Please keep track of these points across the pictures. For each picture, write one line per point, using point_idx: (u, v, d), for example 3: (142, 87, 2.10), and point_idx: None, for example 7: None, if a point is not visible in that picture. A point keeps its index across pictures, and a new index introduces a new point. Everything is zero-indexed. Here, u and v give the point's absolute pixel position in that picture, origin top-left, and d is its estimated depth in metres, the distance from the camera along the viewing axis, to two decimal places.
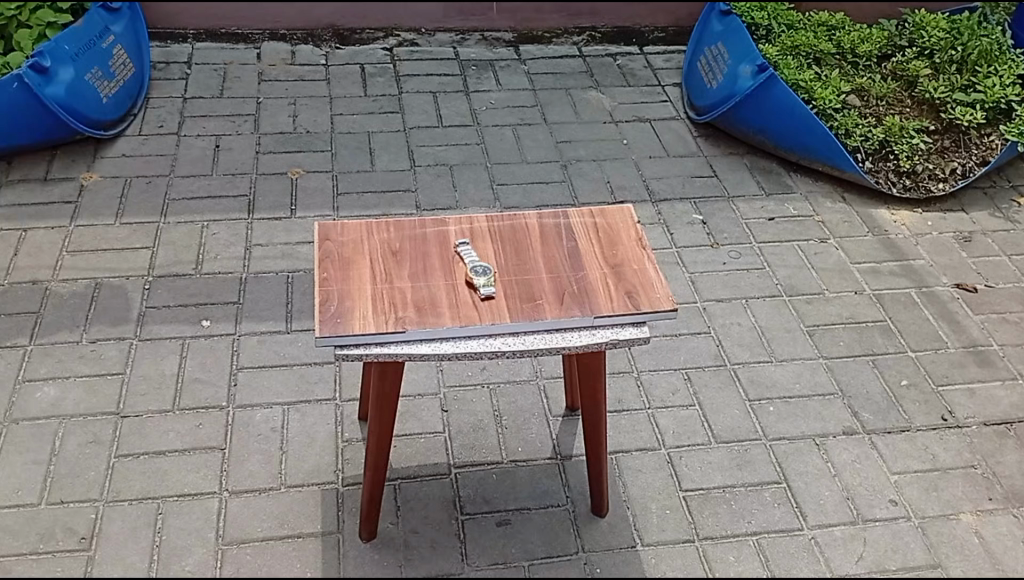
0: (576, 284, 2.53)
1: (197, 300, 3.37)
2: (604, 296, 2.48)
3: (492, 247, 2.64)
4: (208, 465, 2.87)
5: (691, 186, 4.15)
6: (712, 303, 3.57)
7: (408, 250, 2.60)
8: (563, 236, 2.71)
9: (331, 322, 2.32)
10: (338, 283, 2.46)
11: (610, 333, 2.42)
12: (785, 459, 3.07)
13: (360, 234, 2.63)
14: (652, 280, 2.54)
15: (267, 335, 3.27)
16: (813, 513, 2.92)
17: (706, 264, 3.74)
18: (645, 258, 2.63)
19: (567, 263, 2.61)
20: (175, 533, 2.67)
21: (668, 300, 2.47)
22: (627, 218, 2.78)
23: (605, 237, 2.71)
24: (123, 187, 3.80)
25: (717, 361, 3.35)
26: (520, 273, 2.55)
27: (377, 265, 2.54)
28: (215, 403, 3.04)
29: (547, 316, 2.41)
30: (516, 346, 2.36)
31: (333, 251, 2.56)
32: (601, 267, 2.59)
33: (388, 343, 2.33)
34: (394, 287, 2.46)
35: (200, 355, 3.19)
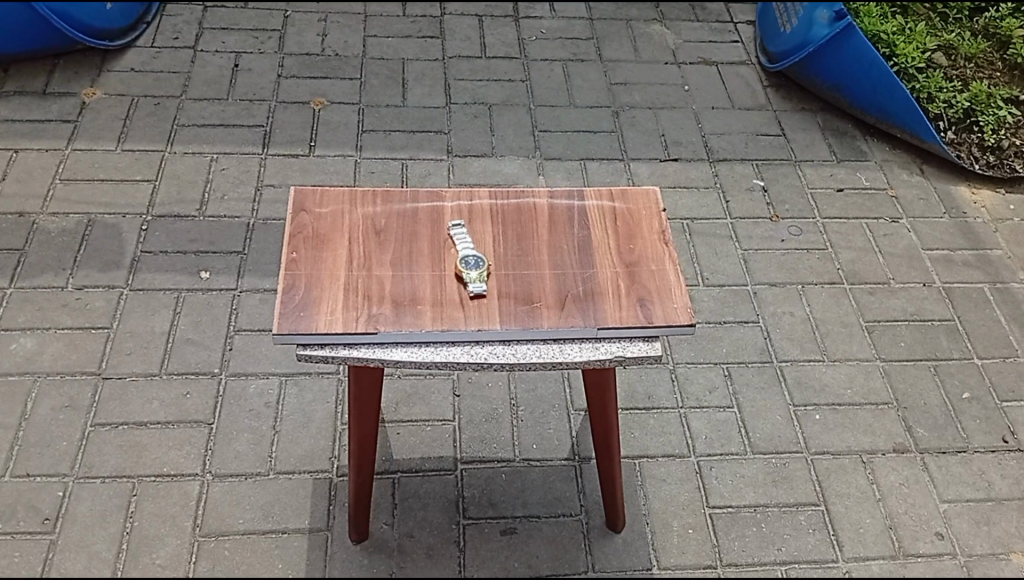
0: (588, 285, 2.08)
1: (197, 247, 3.18)
2: (618, 302, 2.04)
3: (494, 229, 2.21)
4: (192, 440, 2.74)
5: (755, 146, 3.74)
6: (765, 288, 3.21)
7: (393, 228, 2.18)
8: (579, 222, 2.25)
9: (292, 316, 1.93)
10: (307, 264, 2.06)
11: (623, 350, 2.00)
12: (827, 478, 2.76)
13: (340, 205, 2.22)
14: (673, 285, 2.09)
15: (269, 295, 3.09)
16: (851, 544, 2.62)
17: (762, 241, 3.37)
18: (672, 256, 2.18)
19: (579, 257, 2.16)
20: (148, 520, 2.56)
21: (688, 312, 2.03)
22: (655, 203, 2.31)
23: (627, 226, 2.24)
24: (129, 107, 3.56)
25: (763, 355, 3.02)
26: (521, 267, 2.12)
27: (355, 244, 2.13)
28: (205, 369, 2.89)
29: (548, 324, 1.99)
30: (507, 359, 1.94)
31: (307, 224, 2.16)
32: (619, 265, 2.14)
33: (356, 345, 1.94)
34: (371, 275, 2.06)
35: (194, 315, 3.02)
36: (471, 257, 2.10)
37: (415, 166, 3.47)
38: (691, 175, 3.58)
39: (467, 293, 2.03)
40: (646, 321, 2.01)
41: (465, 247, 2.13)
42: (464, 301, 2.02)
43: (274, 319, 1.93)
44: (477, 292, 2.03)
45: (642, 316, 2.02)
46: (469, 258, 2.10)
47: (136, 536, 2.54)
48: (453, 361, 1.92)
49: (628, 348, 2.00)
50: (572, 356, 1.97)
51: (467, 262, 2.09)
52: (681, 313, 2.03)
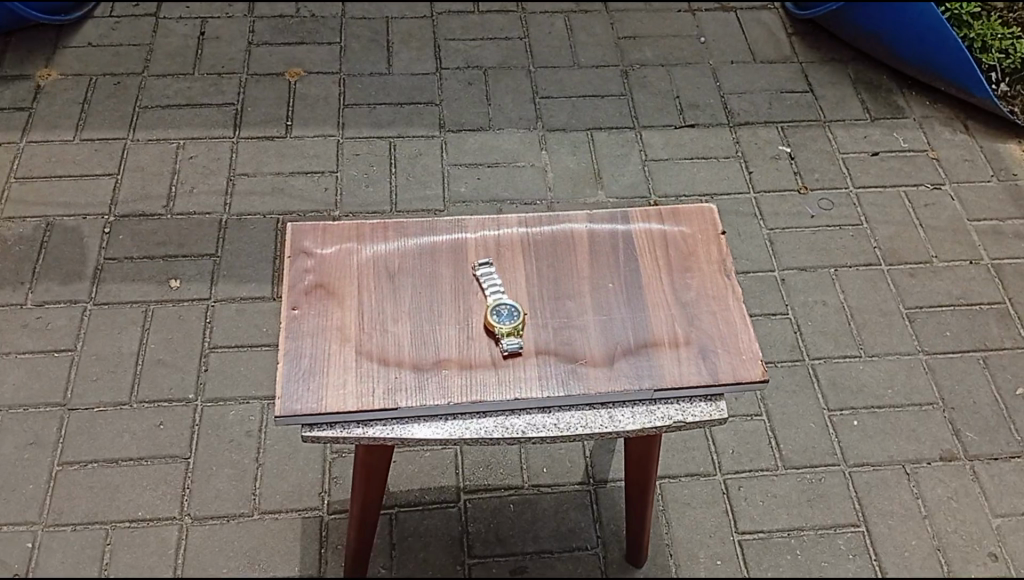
0: (635, 334, 1.92)
1: (166, 252, 3.00)
2: (673, 355, 1.89)
3: (524, 267, 2.04)
4: (167, 479, 2.56)
5: (779, 105, 3.46)
6: (793, 273, 2.94)
7: (409, 271, 2.02)
8: (621, 252, 2.07)
9: (298, 395, 1.80)
10: (314, 322, 1.91)
11: (677, 412, 1.85)
12: (867, 493, 2.50)
13: (347, 243, 2.05)
14: (734, 333, 1.93)
15: (246, 304, 2.89)
16: (896, 569, 2.36)
17: (790, 219, 3.09)
18: (729, 292, 2.00)
19: (623, 298, 1.99)
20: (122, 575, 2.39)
21: (753, 367, 1.88)
22: (711, 226, 2.12)
23: (676, 256, 2.06)
24: (87, 88, 3.37)
25: (793, 353, 2.75)
26: (557, 315, 1.96)
27: (368, 294, 1.97)
28: (180, 395, 2.70)
29: (591, 388, 1.84)
30: (546, 430, 1.82)
31: (313, 271, 1.99)
32: (670, 306, 1.98)
33: (374, 421, 1.81)
34: (388, 334, 1.91)
35: (165, 331, 2.83)
36: (502, 306, 1.94)
37: (405, 145, 3.26)
38: (711, 143, 3.32)
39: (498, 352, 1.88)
40: (702, 379, 1.86)
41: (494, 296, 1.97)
42: (495, 362, 1.87)
43: (278, 398, 1.80)
44: (509, 351, 1.87)
45: (701, 371, 1.86)
46: (500, 307, 1.93)
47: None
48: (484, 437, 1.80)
49: (684, 410, 1.85)
50: (621, 423, 1.83)
51: (497, 313, 1.92)
52: (745, 366, 1.88)
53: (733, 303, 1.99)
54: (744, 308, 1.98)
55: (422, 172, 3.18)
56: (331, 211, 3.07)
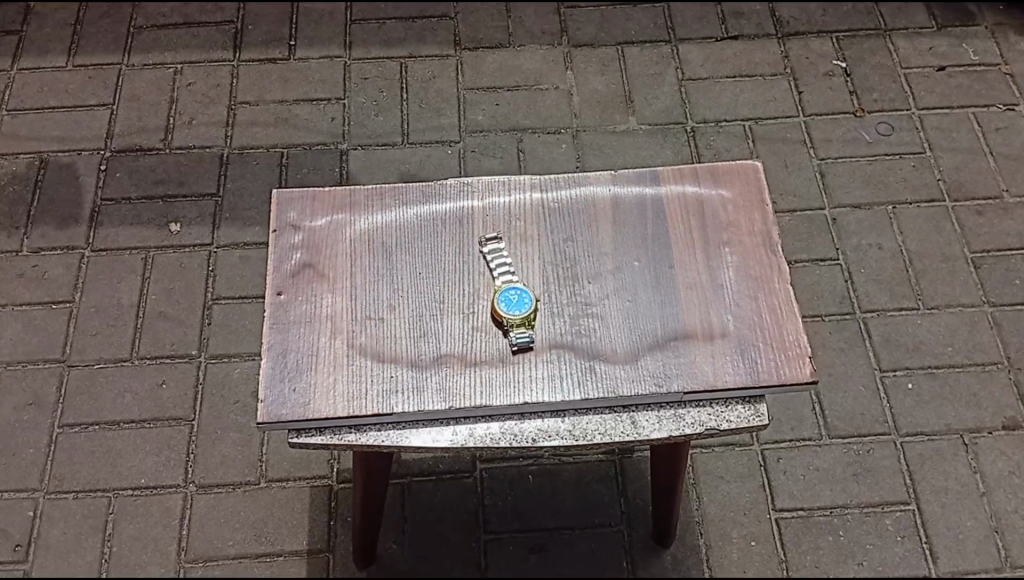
0: (665, 324, 1.65)
1: (165, 192, 2.79)
2: (709, 352, 1.61)
3: (540, 237, 1.75)
4: (171, 443, 2.41)
5: (834, 11, 3.10)
6: (847, 211, 2.65)
7: (407, 245, 1.74)
8: (650, 221, 1.77)
9: (282, 400, 1.56)
10: (300, 310, 1.66)
11: (712, 417, 1.58)
12: (919, 467, 2.32)
13: (338, 212, 1.77)
14: (780, 324, 1.65)
15: (250, 251, 2.68)
16: (948, 554, 2.22)
17: (844, 147, 2.77)
18: (775, 272, 1.71)
19: (653, 278, 1.70)
20: (128, 547, 2.27)
21: (803, 366, 1.60)
22: (757, 189, 1.81)
23: (715, 225, 1.76)
24: (79, 10, 3.16)
25: (842, 306, 2.52)
26: (576, 298, 1.68)
27: (361, 275, 1.70)
28: (182, 351, 2.52)
29: (613, 390, 1.57)
30: (563, 439, 1.55)
31: (298, 246, 1.73)
32: (707, 289, 1.69)
33: (367, 427, 1.56)
34: (382, 323, 1.65)
35: (166, 280, 2.64)
36: (515, 292, 1.64)
37: (417, 66, 3.00)
38: (756, 58, 2.98)
39: (507, 347, 1.61)
40: (743, 380, 1.58)
41: (504, 279, 1.68)
42: (502, 358, 1.60)
43: (259, 403, 1.56)
44: (518, 347, 1.60)
45: (741, 373, 1.59)
46: (509, 293, 1.64)
47: (116, 563, 2.26)
48: (491, 445, 1.54)
49: (721, 415, 1.58)
50: (647, 430, 1.56)
51: (507, 302, 1.63)
52: (794, 365, 1.60)
53: (781, 284, 1.69)
54: (792, 290, 1.69)
55: (435, 97, 2.93)
56: (338, 143, 2.84)
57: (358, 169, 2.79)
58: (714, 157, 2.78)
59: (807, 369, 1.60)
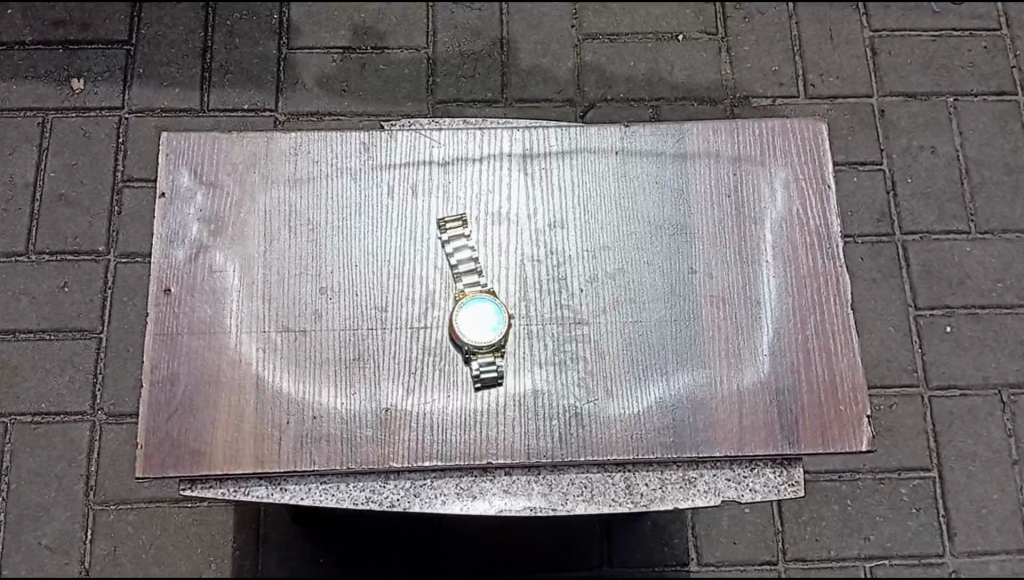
0: (677, 363, 1.14)
1: (66, 25, 2.09)
2: (742, 415, 1.13)
3: (516, 219, 1.21)
4: (75, 360, 1.85)
5: None
6: (899, 104, 2.17)
7: (334, 217, 1.20)
8: (663, 198, 1.22)
9: (185, 452, 1.10)
10: (186, 312, 1.15)
11: (731, 483, 1.13)
12: (946, 427, 1.99)
13: (248, 174, 1.21)
14: (842, 373, 1.15)
15: (167, 121, 2.02)
16: (966, 528, 1.94)
17: (903, 17, 2.24)
18: (838, 290, 1.18)
19: (663, 290, 1.17)
20: (23, 493, 1.78)
21: (862, 434, 1.13)
22: (823, 160, 1.23)
23: (763, 212, 1.21)
24: None
25: (880, 226, 2.10)
26: (561, 314, 1.16)
27: (271, 259, 1.17)
28: (88, 246, 1.92)
29: (604, 451, 1.11)
30: (533, 508, 1.11)
31: (193, 218, 1.18)
32: (748, 312, 1.17)
33: (283, 478, 1.11)
34: (301, 342, 1.14)
35: (68, 152, 1.99)
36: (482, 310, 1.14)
37: None
38: None
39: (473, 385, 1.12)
40: (775, 446, 1.13)
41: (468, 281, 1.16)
42: (463, 393, 1.12)
43: (138, 452, 1.10)
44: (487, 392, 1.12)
45: (777, 441, 1.13)
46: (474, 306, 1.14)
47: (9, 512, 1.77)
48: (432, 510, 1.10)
49: (744, 480, 1.13)
50: (645, 499, 1.12)
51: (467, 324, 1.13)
52: (850, 430, 1.13)
53: (839, 304, 1.17)
54: (851, 313, 1.17)
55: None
56: None
57: (301, 16, 2.14)
58: (746, 19, 2.21)
59: (859, 436, 1.13)
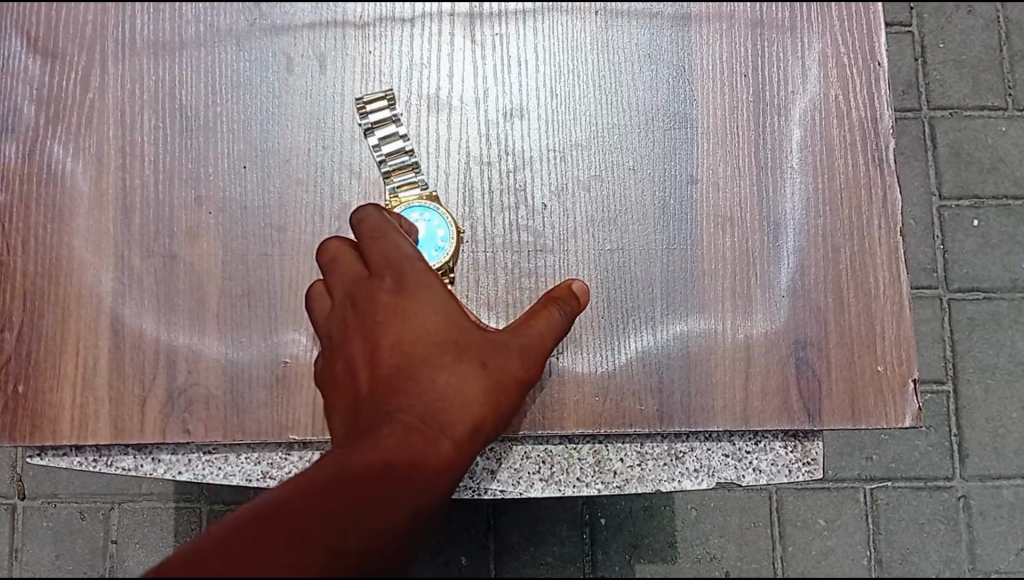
0: (666, 307, 0.88)
1: None
2: (743, 371, 0.88)
3: (461, 107, 0.91)
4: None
5: None
6: None
7: (213, 101, 0.92)
8: (657, 79, 0.92)
9: (6, 408, 0.87)
10: (19, 228, 0.89)
11: (729, 461, 0.92)
12: (967, 333, 1.57)
13: (94, 39, 0.92)
14: (879, 324, 0.89)
15: None
16: (982, 450, 1.55)
17: None
18: (878, 211, 0.90)
19: (653, 210, 0.90)
20: None
21: (900, 405, 0.88)
22: (868, 29, 0.93)
23: (785, 99, 0.91)
24: None
25: (903, 98, 1.62)
26: (518, 237, 0.89)
27: (130, 160, 0.91)
28: None
29: (565, 421, 0.87)
30: (478, 490, 0.91)
31: (23, 99, 0.91)
32: (759, 236, 0.90)
33: (154, 448, 0.90)
34: (170, 268, 0.89)
35: None
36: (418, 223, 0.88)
37: None
38: None
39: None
40: (792, 418, 0.87)
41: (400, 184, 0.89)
42: None
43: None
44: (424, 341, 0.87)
45: (789, 409, 0.87)
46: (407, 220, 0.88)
47: None
48: None
49: (746, 458, 0.92)
50: (621, 481, 0.92)
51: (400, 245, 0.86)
52: (886, 398, 0.88)
53: (883, 229, 0.90)
54: (900, 242, 0.90)
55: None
56: None
57: None
58: None
59: (901, 408, 0.87)
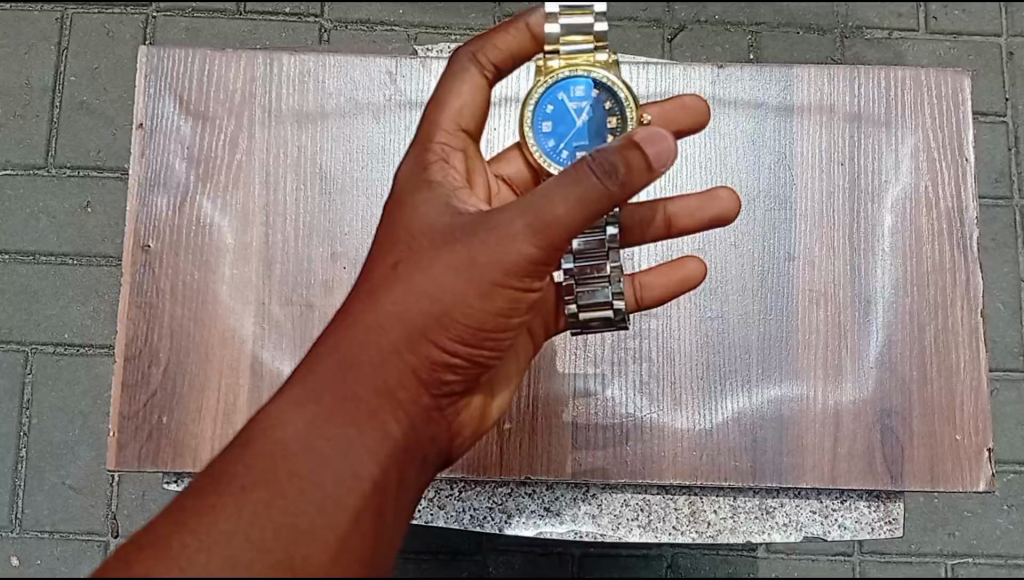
0: (760, 371, 0.95)
1: None
2: (830, 435, 0.94)
3: None
4: (32, 303, 1.48)
5: None
6: None
7: (352, 168, 1.03)
8: (759, 162, 1.00)
9: (153, 435, 0.98)
10: (168, 273, 1.01)
11: (815, 517, 0.98)
12: None
13: (246, 108, 1.04)
14: (961, 398, 0.95)
15: (198, 23, 1.55)
16: None
17: None
18: (963, 293, 0.97)
19: (751, 281, 0.97)
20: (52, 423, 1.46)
21: (977, 472, 0.94)
22: (956, 127, 1.00)
23: (877, 188, 0.99)
24: None
25: (998, 186, 1.65)
26: None
27: (274, 218, 1.02)
28: (114, 164, 1.53)
29: (662, 472, 0.94)
30: (577, 532, 0.99)
31: (177, 157, 1.03)
32: (849, 312, 0.96)
33: None
34: (306, 317, 1.00)
35: (84, 49, 1.56)
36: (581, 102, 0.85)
37: None
38: None
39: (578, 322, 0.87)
40: (876, 481, 0.94)
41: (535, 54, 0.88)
42: None
43: (112, 435, 0.98)
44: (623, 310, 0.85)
45: (874, 472, 0.94)
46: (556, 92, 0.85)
47: (36, 440, 1.46)
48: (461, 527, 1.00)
49: (831, 515, 0.98)
50: (710, 531, 0.98)
51: (553, 133, 0.84)
52: (964, 467, 0.94)
53: (966, 308, 0.96)
54: (982, 321, 0.96)
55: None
56: None
57: None
58: None
59: (977, 474, 0.93)
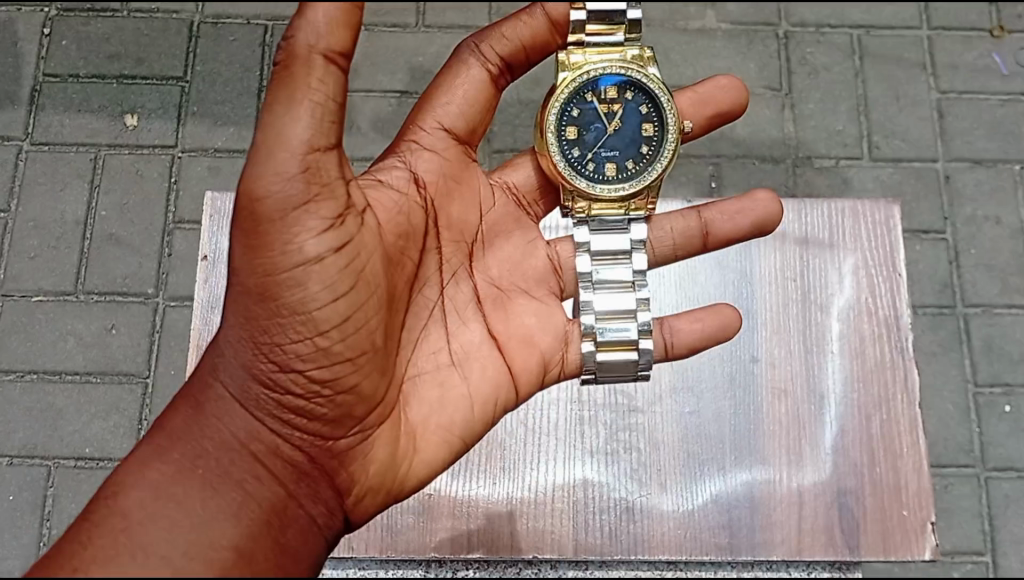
0: (733, 459, 1.11)
1: (72, 67, 1.86)
2: (795, 513, 1.09)
3: None
4: (57, 420, 1.62)
5: None
6: (965, 167, 1.94)
7: None
8: (725, 280, 1.17)
9: None
10: None
11: None
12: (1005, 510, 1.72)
13: None
14: (907, 480, 1.10)
15: (221, 161, 1.80)
16: None
17: (974, 71, 2.01)
18: (902, 390, 1.13)
19: (721, 383, 1.14)
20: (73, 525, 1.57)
21: (923, 544, 1.08)
22: (890, 248, 1.19)
23: (823, 301, 1.17)
24: None
25: (941, 296, 1.86)
26: (612, 398, 1.14)
27: None
28: (128, 291, 1.71)
29: (651, 549, 1.08)
30: None
31: None
32: (806, 408, 1.13)
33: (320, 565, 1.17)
34: None
35: (114, 191, 1.78)
36: (621, 103, 1.08)
37: None
38: None
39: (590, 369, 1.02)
40: (835, 554, 1.08)
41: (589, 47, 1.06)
42: (505, 475, 1.11)
43: None
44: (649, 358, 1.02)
45: (835, 544, 1.08)
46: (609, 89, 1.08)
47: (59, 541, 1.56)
48: None
49: None
50: None
51: (580, 143, 1.07)
52: (913, 540, 1.08)
53: (906, 401, 1.13)
54: (920, 414, 1.12)
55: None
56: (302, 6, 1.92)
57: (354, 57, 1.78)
58: (811, 73, 1.98)
59: (923, 545, 1.08)
